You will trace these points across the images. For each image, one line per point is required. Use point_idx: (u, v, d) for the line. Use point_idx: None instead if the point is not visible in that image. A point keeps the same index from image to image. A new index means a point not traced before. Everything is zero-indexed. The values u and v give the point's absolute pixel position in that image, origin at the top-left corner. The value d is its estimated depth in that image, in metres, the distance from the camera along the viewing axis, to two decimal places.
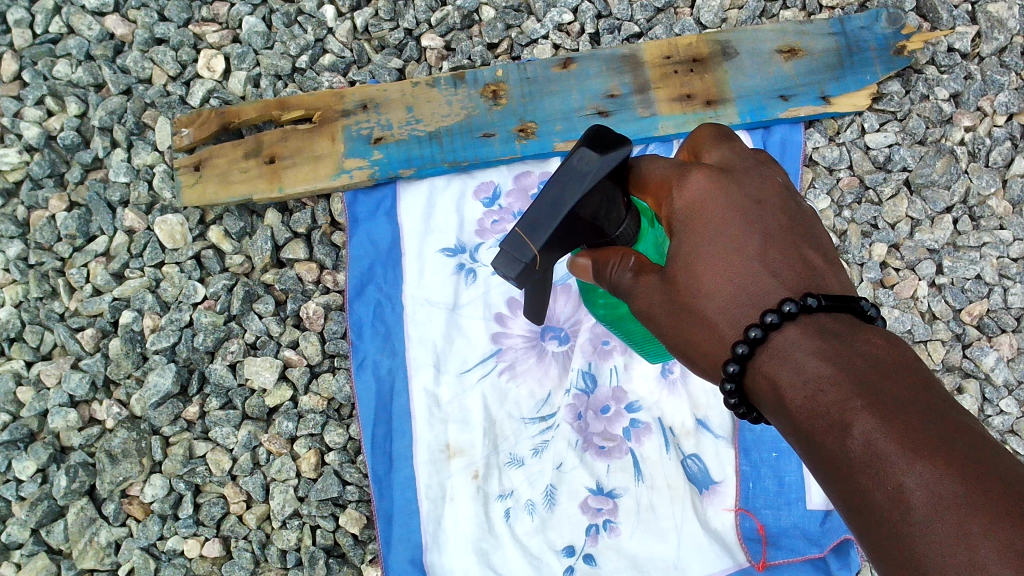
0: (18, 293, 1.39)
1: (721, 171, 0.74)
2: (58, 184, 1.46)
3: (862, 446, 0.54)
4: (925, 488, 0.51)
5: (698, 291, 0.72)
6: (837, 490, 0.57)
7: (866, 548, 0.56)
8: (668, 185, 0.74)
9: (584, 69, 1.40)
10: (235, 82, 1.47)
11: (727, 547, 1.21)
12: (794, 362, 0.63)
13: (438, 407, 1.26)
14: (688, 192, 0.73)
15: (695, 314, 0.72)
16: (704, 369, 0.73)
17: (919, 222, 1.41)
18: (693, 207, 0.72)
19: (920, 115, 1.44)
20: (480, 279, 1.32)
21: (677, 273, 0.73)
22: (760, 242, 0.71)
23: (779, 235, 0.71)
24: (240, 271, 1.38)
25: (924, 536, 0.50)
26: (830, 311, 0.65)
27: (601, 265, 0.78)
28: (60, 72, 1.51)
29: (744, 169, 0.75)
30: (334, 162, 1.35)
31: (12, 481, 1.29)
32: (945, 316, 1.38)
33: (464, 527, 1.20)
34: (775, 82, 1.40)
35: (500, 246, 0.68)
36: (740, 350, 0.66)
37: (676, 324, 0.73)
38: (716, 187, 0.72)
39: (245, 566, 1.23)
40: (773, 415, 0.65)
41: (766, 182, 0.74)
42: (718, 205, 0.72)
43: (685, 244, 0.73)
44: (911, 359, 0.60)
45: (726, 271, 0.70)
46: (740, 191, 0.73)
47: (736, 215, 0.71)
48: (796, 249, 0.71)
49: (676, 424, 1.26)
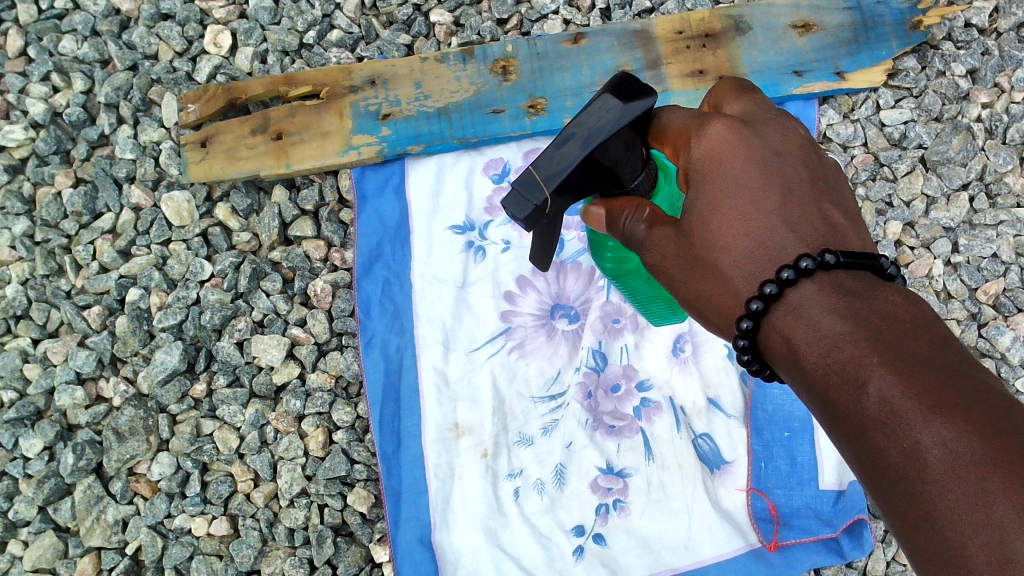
0: (24, 271, 1.38)
1: (742, 123, 0.72)
2: (64, 161, 1.45)
3: (878, 403, 0.55)
4: (942, 447, 0.51)
5: (714, 245, 0.71)
6: (850, 447, 0.58)
7: (878, 504, 0.57)
8: (686, 135, 0.73)
9: (595, 44, 1.39)
10: (242, 58, 1.45)
11: (739, 527, 1.19)
12: (809, 318, 0.62)
13: (446, 386, 1.24)
14: (707, 143, 0.72)
15: (710, 270, 0.71)
16: (717, 325, 0.72)
17: (935, 200, 1.39)
18: (713, 158, 0.71)
19: (936, 91, 1.42)
20: (490, 257, 1.31)
21: (692, 227, 0.72)
22: (779, 197, 0.69)
23: (799, 190, 0.70)
24: (248, 248, 1.36)
25: (941, 494, 0.51)
26: (849, 269, 0.64)
27: (614, 215, 0.77)
28: (66, 48, 1.50)
29: (766, 121, 0.73)
30: (342, 139, 1.34)
31: (19, 459, 1.28)
32: (961, 295, 1.35)
33: (472, 506, 1.19)
34: (789, 57, 1.38)
35: (511, 185, 0.67)
36: (755, 307, 0.65)
37: (690, 278, 0.72)
38: (736, 139, 0.71)
39: (252, 545, 1.22)
40: (784, 371, 0.65)
41: (788, 135, 0.73)
42: (736, 157, 0.71)
43: (702, 198, 0.72)
44: (927, 315, 0.60)
45: (742, 225, 0.69)
46: (760, 144, 0.71)
47: (756, 167, 0.70)
48: (817, 205, 0.70)
49: (687, 403, 1.25)
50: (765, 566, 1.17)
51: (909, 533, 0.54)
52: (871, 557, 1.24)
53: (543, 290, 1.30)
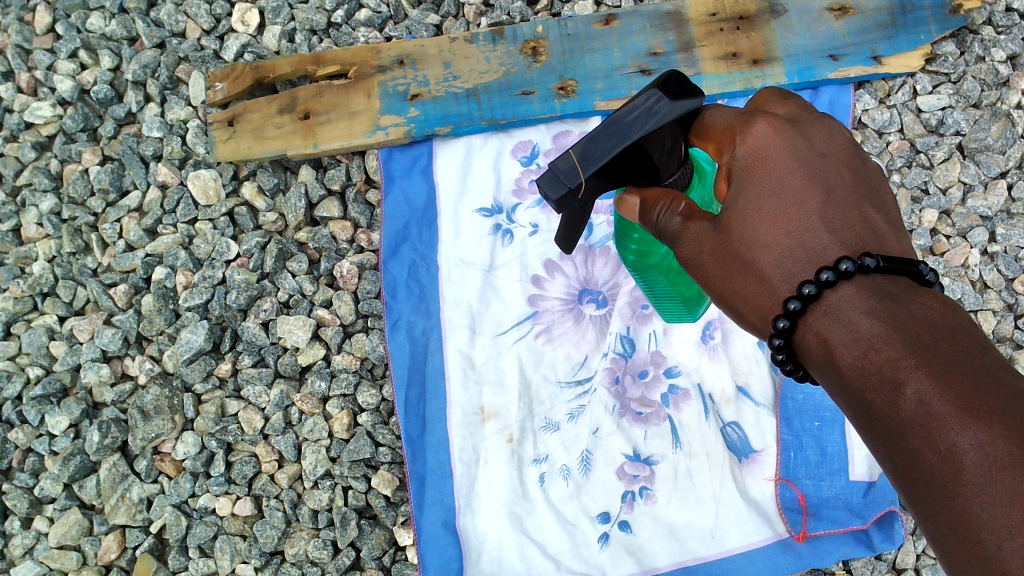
0: (51, 248, 1.38)
1: (788, 122, 0.70)
2: (91, 138, 1.45)
3: (915, 406, 0.54)
4: (981, 450, 0.50)
5: (753, 243, 0.69)
6: (885, 449, 0.56)
7: (911, 507, 0.56)
8: (731, 133, 0.71)
9: (627, 26, 1.37)
10: (269, 37, 1.44)
11: (767, 517, 1.18)
12: (845, 319, 0.60)
13: (472, 369, 1.23)
14: (752, 141, 0.69)
15: (748, 268, 0.69)
16: (752, 322, 0.71)
17: (972, 188, 1.36)
18: (757, 156, 0.69)
19: (975, 77, 1.39)
20: (517, 240, 1.30)
21: (732, 223, 0.70)
22: (821, 199, 0.68)
23: (842, 193, 0.68)
24: (274, 229, 1.35)
25: (978, 498, 0.50)
26: (887, 273, 0.62)
27: (648, 205, 0.75)
28: (94, 25, 1.49)
29: (811, 121, 0.71)
30: (369, 119, 1.33)
31: (45, 436, 1.28)
32: (997, 285, 1.32)
33: (497, 491, 1.18)
34: (825, 40, 1.35)
35: (548, 166, 0.65)
36: (792, 305, 0.63)
37: (725, 274, 0.71)
38: (781, 138, 0.69)
39: (276, 525, 1.21)
40: (818, 371, 0.63)
41: (834, 135, 0.70)
42: (782, 156, 0.69)
43: (743, 195, 0.70)
44: (964, 322, 0.58)
45: (783, 225, 0.68)
46: (805, 144, 0.69)
47: (800, 168, 0.68)
48: (859, 209, 0.68)
49: (716, 391, 1.23)
50: (793, 556, 1.16)
51: (941, 536, 0.53)
52: (901, 550, 1.22)
53: (571, 274, 1.29)
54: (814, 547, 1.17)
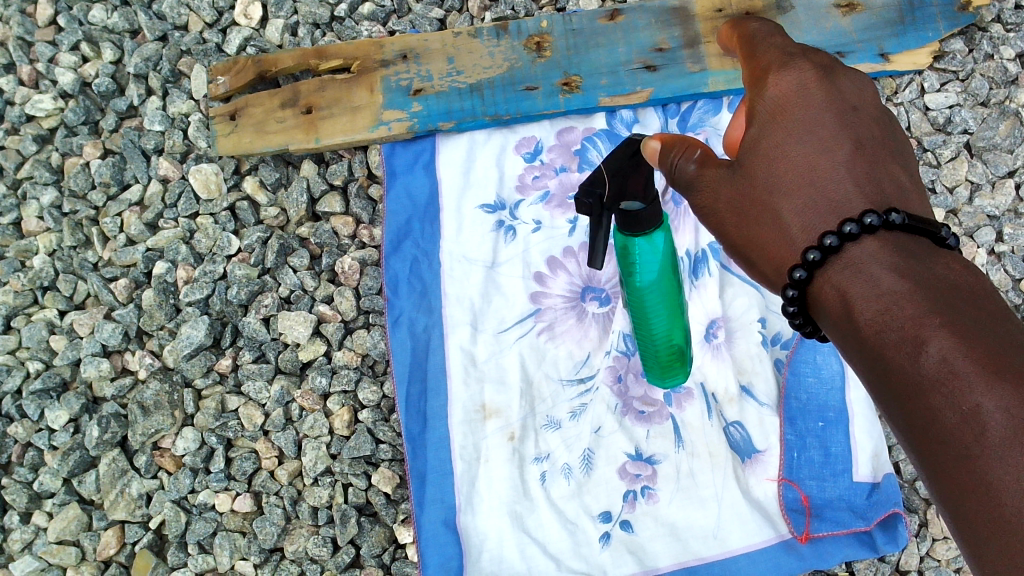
0: (51, 241, 1.37)
1: (820, 75, 0.70)
2: (92, 132, 1.44)
3: (936, 364, 0.52)
4: (1005, 411, 0.49)
5: (773, 192, 0.68)
6: (899, 408, 0.55)
7: (923, 472, 0.54)
8: (763, 81, 0.70)
9: (633, 21, 1.36)
10: (272, 31, 1.43)
11: (769, 518, 1.17)
12: (866, 273, 0.59)
13: (474, 366, 1.22)
14: (783, 91, 0.69)
15: (767, 217, 0.68)
16: (767, 275, 0.69)
17: (979, 187, 1.35)
18: (786, 105, 0.69)
19: (984, 75, 1.38)
20: (520, 236, 1.29)
21: (753, 171, 0.69)
22: (846, 152, 0.66)
23: (870, 149, 0.67)
24: (275, 224, 1.35)
25: (1000, 459, 0.49)
26: (909, 232, 0.60)
27: (666, 149, 0.75)
28: (96, 18, 1.48)
29: (842, 75, 0.70)
30: (373, 114, 1.32)
31: (45, 430, 1.27)
32: (1004, 286, 1.31)
33: (498, 489, 1.17)
34: (832, 37, 1.34)
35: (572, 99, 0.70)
36: (811, 256, 0.61)
37: (742, 223, 0.70)
38: (811, 91, 0.69)
39: (276, 522, 1.20)
40: (833, 326, 0.62)
41: (864, 93, 0.70)
42: (810, 106, 0.68)
43: (767, 144, 0.69)
44: (988, 287, 0.57)
45: (808, 176, 0.66)
46: (835, 99, 0.69)
47: (828, 120, 0.68)
48: (885, 165, 0.66)
49: (720, 390, 1.22)
50: (796, 558, 1.15)
51: (954, 498, 0.51)
52: (904, 551, 1.21)
53: (574, 272, 1.27)
54: (816, 548, 1.16)
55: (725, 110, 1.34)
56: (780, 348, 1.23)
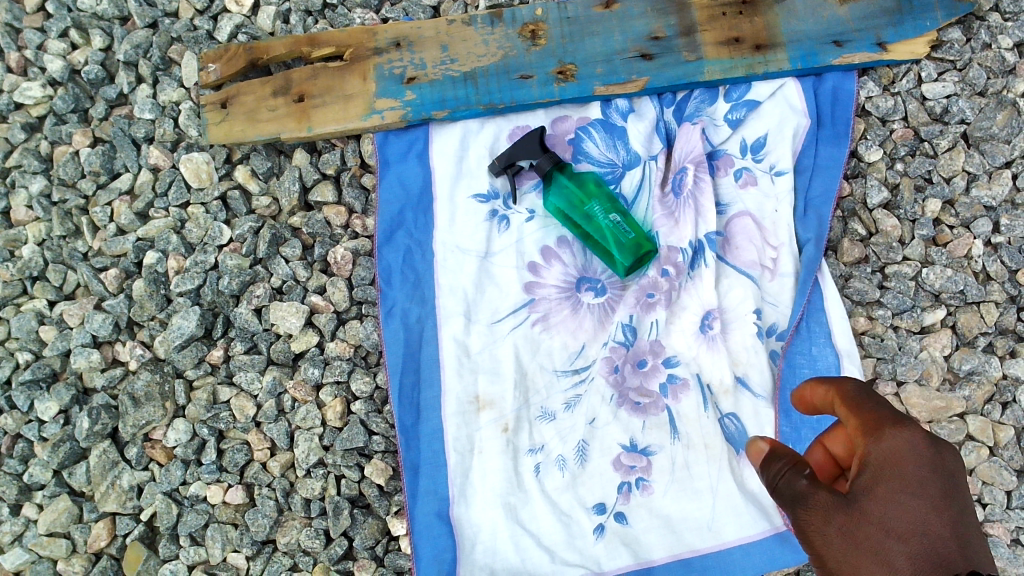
0: (40, 231, 1.35)
1: (930, 446, 0.76)
2: (82, 120, 1.42)
3: None
4: None
5: (887, 548, 0.73)
6: None
7: None
8: (879, 464, 0.76)
9: (628, 9, 1.35)
10: (264, 18, 1.41)
11: (764, 510, 1.17)
12: None
13: (467, 357, 1.21)
14: (896, 465, 0.75)
15: (880, 548, 0.73)
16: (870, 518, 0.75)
17: (976, 177, 1.33)
18: (897, 481, 0.75)
19: (981, 65, 1.37)
20: (514, 226, 1.28)
21: (866, 508, 0.75)
22: (954, 540, 0.73)
23: (971, 535, 0.74)
24: (267, 213, 1.34)
25: None
26: None
27: (775, 459, 0.76)
28: (85, 4, 1.46)
29: (941, 448, 0.77)
30: (365, 102, 1.31)
31: (35, 422, 1.26)
32: (1001, 277, 1.29)
33: (492, 480, 1.16)
34: (829, 26, 1.34)
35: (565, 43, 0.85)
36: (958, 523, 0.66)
37: (854, 539, 0.74)
38: (924, 471, 0.75)
39: (268, 514, 1.20)
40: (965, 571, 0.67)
41: (954, 467, 0.77)
42: (919, 478, 0.75)
43: (880, 525, 0.74)
44: None
45: (913, 544, 0.73)
46: (938, 484, 0.75)
47: (930, 516, 0.74)
48: (983, 555, 0.73)
49: (715, 381, 1.20)
50: (791, 550, 1.15)
51: None
52: None
53: (569, 262, 1.26)
54: None
55: (721, 99, 1.33)
56: (775, 338, 1.23)
